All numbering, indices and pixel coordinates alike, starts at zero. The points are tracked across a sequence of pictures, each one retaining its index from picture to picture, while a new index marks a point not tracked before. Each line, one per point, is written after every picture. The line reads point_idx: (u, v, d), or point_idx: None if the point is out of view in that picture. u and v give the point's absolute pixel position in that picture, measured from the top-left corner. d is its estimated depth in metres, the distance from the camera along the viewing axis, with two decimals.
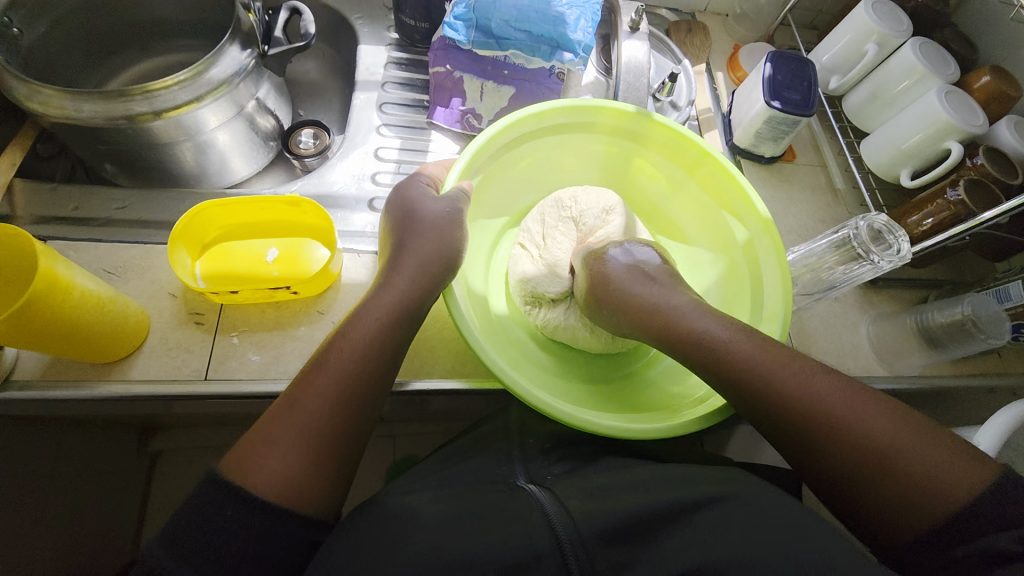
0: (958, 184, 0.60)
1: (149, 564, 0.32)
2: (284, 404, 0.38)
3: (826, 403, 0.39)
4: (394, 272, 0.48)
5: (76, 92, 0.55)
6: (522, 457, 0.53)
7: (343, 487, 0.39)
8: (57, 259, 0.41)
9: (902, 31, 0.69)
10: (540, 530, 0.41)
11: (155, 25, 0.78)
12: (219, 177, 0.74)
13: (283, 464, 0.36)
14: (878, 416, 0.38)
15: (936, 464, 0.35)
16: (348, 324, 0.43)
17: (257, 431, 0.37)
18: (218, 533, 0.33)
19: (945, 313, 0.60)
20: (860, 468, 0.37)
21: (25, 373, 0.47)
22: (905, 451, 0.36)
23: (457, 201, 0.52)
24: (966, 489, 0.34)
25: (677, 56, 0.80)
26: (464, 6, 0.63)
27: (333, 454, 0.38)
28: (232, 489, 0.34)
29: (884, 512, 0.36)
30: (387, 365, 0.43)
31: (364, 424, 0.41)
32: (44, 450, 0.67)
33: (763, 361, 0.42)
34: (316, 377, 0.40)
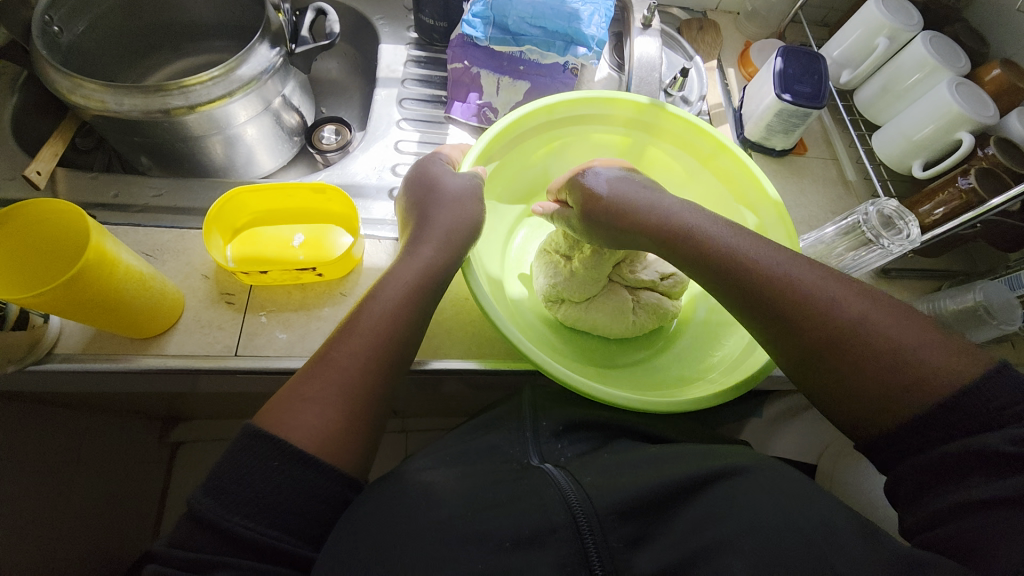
0: (969, 174, 0.61)
1: (197, 513, 0.34)
2: (318, 364, 0.41)
3: (820, 296, 0.42)
4: (419, 242, 0.50)
5: (117, 87, 0.58)
6: (534, 438, 0.54)
7: (371, 444, 0.41)
8: (106, 236, 0.44)
9: (913, 25, 0.70)
10: (555, 503, 0.42)
11: (186, 26, 0.82)
12: (246, 170, 0.77)
13: (320, 419, 0.39)
14: (850, 306, 0.41)
15: (916, 347, 0.38)
16: (377, 288, 0.46)
17: (293, 388, 0.40)
18: (259, 480, 0.35)
19: (957, 300, 0.61)
20: (852, 354, 0.40)
21: (67, 347, 0.50)
22: (886, 332, 0.40)
23: (476, 176, 0.55)
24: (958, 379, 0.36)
25: (689, 53, 0.82)
26: (481, 5, 0.66)
27: (364, 412, 0.41)
28: (273, 440, 0.37)
29: (869, 391, 0.39)
30: (411, 330, 0.45)
31: (390, 387, 0.43)
32: (69, 431, 0.71)
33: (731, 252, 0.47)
34: (348, 339, 0.43)
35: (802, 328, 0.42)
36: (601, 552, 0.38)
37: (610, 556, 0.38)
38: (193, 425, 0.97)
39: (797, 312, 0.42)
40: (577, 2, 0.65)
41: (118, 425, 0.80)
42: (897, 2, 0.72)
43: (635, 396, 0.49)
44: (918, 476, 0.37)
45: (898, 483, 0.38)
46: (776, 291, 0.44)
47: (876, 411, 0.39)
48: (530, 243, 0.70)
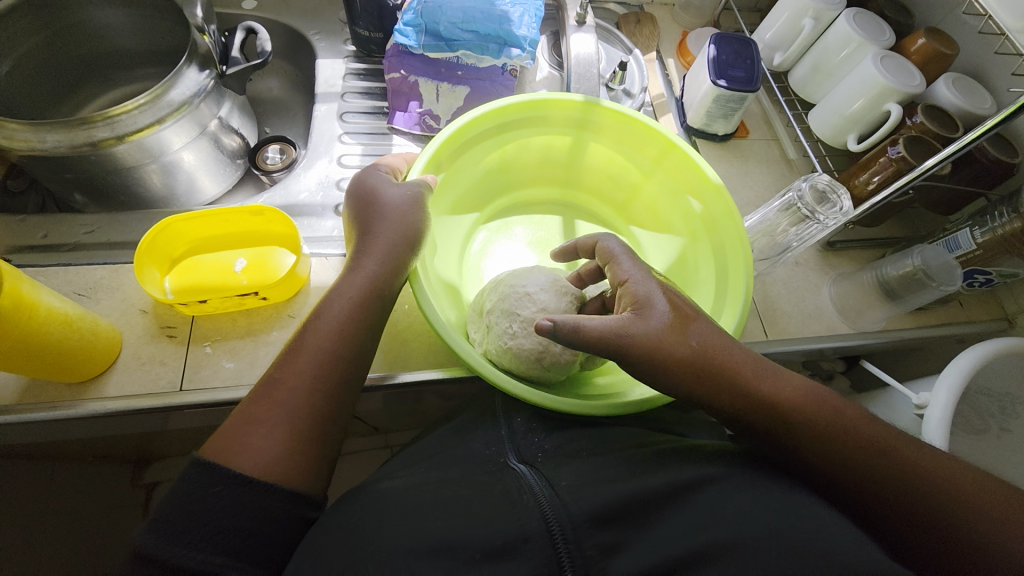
0: (897, 143, 0.63)
1: (137, 549, 0.32)
2: (265, 385, 0.40)
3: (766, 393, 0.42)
4: (363, 254, 0.49)
5: (38, 123, 0.56)
6: (511, 437, 0.53)
7: (326, 462, 0.41)
8: (22, 278, 0.42)
9: (836, 4, 0.72)
10: (529, 514, 0.39)
11: (116, 56, 0.79)
12: (188, 198, 0.75)
13: (267, 442, 0.38)
14: (810, 407, 0.41)
15: (862, 429, 0.41)
16: (323, 305, 0.45)
17: (240, 413, 0.39)
18: (200, 509, 0.34)
19: (897, 266, 0.63)
20: (856, 472, 0.39)
21: (1, 398, 0.48)
22: (831, 424, 0.40)
23: (419, 187, 0.54)
24: (901, 456, 0.39)
25: (627, 46, 0.83)
26: (412, 13, 0.66)
27: (316, 429, 0.40)
28: (219, 467, 0.35)
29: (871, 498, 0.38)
30: (359, 345, 0.45)
31: (342, 402, 0.43)
32: (35, 487, 0.68)
33: (771, 389, 0.42)
34: (294, 358, 0.42)
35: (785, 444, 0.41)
36: (574, 560, 0.35)
37: (584, 562, 0.35)
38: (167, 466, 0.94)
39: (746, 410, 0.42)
40: (507, 4, 0.66)
41: (85, 474, 0.77)
42: None
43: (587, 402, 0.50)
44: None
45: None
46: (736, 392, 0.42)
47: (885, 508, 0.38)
48: (490, 247, 0.70)
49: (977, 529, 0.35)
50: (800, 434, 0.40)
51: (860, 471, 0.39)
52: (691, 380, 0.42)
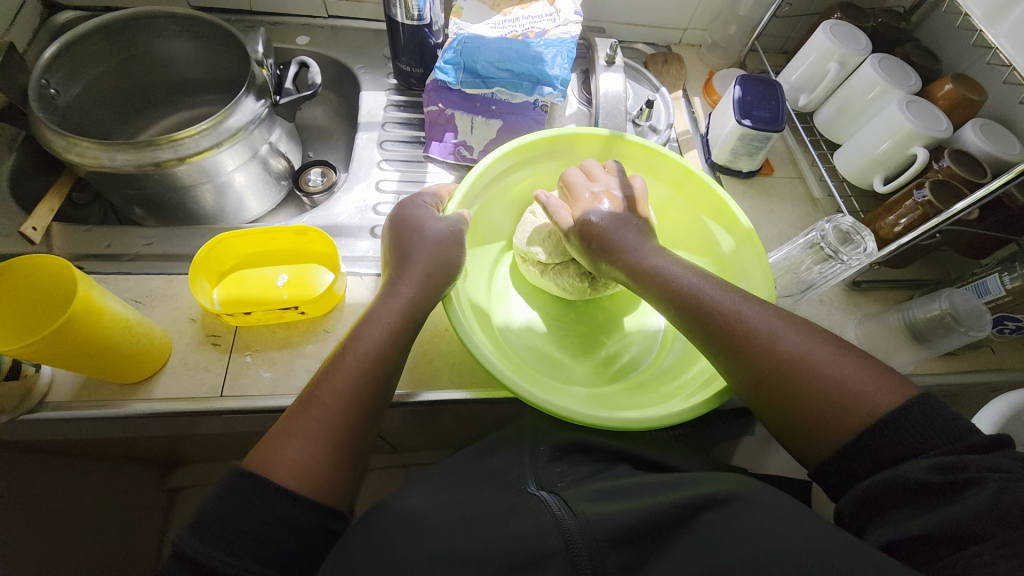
0: (923, 187, 0.64)
1: (178, 550, 0.33)
2: (303, 402, 0.42)
3: (724, 310, 0.48)
4: (400, 282, 0.51)
5: (110, 144, 0.62)
6: (533, 463, 0.53)
7: (355, 479, 0.42)
8: (93, 286, 0.46)
9: (862, 50, 0.74)
10: (551, 530, 0.41)
11: (179, 83, 0.86)
12: (236, 215, 0.80)
13: (303, 456, 0.39)
14: (771, 324, 0.46)
15: (822, 352, 0.43)
16: (360, 328, 0.47)
17: (279, 426, 0.41)
18: (238, 516, 0.35)
19: (925, 309, 0.62)
20: (800, 388, 0.43)
21: (58, 395, 0.51)
22: (791, 339, 0.44)
23: (459, 222, 0.57)
24: (850, 384, 0.41)
25: (654, 84, 0.86)
26: (452, 52, 0.70)
27: (348, 446, 0.41)
28: (256, 477, 0.37)
29: (811, 419, 0.42)
30: (392, 368, 0.47)
31: (373, 422, 0.44)
32: (72, 482, 0.72)
33: (725, 301, 0.48)
34: (331, 377, 0.44)
35: (736, 350, 0.46)
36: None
37: None
38: (191, 469, 0.97)
39: (698, 314, 0.49)
40: (541, 45, 0.69)
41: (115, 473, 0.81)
42: (845, 28, 0.76)
43: (601, 412, 0.50)
44: (855, 498, 0.38)
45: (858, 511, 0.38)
46: (695, 306, 0.49)
47: (819, 418, 0.41)
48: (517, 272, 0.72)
49: (896, 434, 0.38)
50: (720, 341, 0.47)
51: (786, 393, 0.43)
52: (654, 286, 0.52)
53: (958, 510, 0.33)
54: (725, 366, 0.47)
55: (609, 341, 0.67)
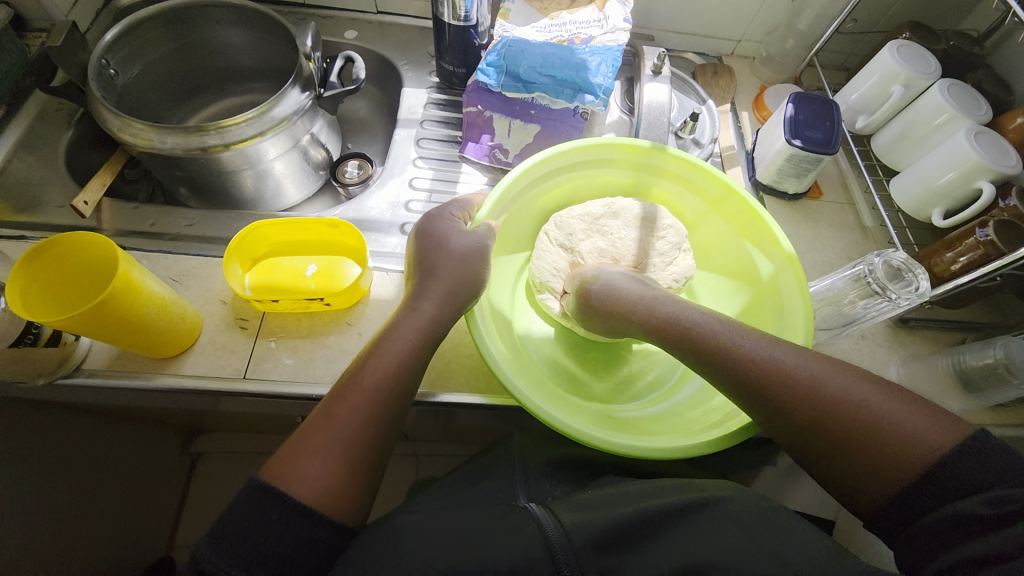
0: (987, 225, 0.59)
1: (199, 563, 0.34)
2: (321, 416, 0.42)
3: (739, 344, 0.46)
4: (423, 296, 0.51)
5: (162, 127, 0.65)
6: (524, 481, 0.54)
7: (371, 495, 0.41)
8: (133, 265, 0.47)
9: (930, 73, 0.69)
10: (533, 540, 0.41)
11: (231, 70, 0.89)
12: (274, 201, 0.82)
13: (321, 471, 0.39)
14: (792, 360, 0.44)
15: (851, 387, 0.41)
16: (380, 341, 0.47)
17: (297, 440, 0.40)
18: (257, 533, 0.36)
19: (976, 356, 0.58)
20: (838, 435, 0.40)
21: (93, 363, 0.54)
22: (819, 378, 0.42)
23: (484, 237, 0.56)
24: (891, 422, 0.39)
25: (701, 96, 0.83)
26: (496, 54, 0.70)
27: (365, 463, 0.41)
28: (275, 494, 0.37)
29: (858, 471, 0.39)
30: (412, 382, 0.46)
31: (390, 438, 0.43)
32: (105, 444, 0.76)
33: (741, 334, 0.46)
34: (352, 391, 0.43)
35: (754, 391, 0.44)
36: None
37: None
38: (213, 441, 1.01)
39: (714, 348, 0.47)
40: (585, 53, 0.68)
41: (144, 438, 0.85)
42: (914, 49, 0.71)
43: (602, 432, 0.49)
44: (915, 539, 0.36)
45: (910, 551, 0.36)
46: (708, 340, 0.47)
47: (866, 467, 0.39)
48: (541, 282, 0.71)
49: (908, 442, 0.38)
50: (744, 381, 0.45)
51: (777, 390, 0.43)
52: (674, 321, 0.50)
53: (1003, 540, 0.32)
54: (714, 373, 0.47)
55: (634, 357, 0.65)
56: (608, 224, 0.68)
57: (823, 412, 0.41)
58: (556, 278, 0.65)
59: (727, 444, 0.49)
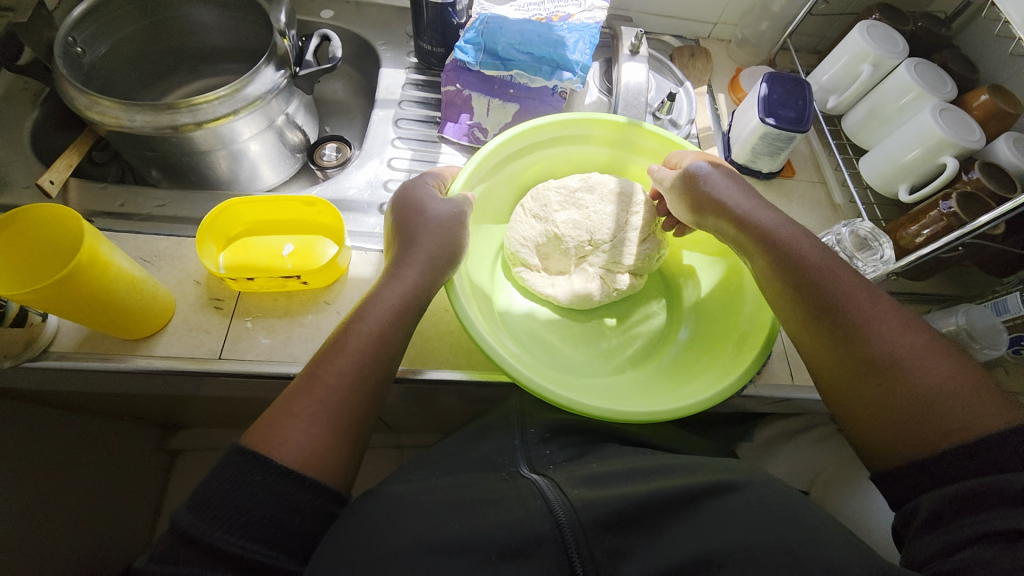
0: (949, 197, 0.61)
1: (181, 528, 0.34)
2: (305, 382, 0.41)
3: (853, 293, 0.45)
4: (404, 264, 0.50)
5: (130, 105, 0.63)
6: (525, 446, 0.55)
7: (357, 458, 0.41)
8: (101, 240, 0.46)
9: (897, 53, 0.71)
10: (541, 516, 0.41)
11: (202, 50, 0.87)
12: (249, 183, 0.81)
13: (305, 435, 0.39)
14: (870, 313, 0.44)
15: (917, 354, 0.41)
16: (363, 309, 0.46)
17: (281, 405, 0.40)
18: (238, 495, 0.35)
19: (940, 323, 0.61)
20: (886, 394, 0.41)
21: (63, 345, 0.53)
22: (891, 340, 0.42)
23: (461, 204, 0.56)
24: (943, 393, 0.39)
25: (678, 77, 0.84)
26: (474, 32, 0.69)
27: (350, 427, 0.41)
28: (260, 458, 0.37)
29: (890, 429, 0.40)
30: (396, 350, 0.46)
31: (375, 403, 0.43)
32: (76, 434, 0.74)
33: (836, 281, 0.46)
34: (335, 357, 0.43)
35: (826, 329, 0.45)
36: (583, 561, 0.38)
37: (594, 564, 0.37)
38: (193, 432, 1.00)
39: (809, 290, 0.46)
40: (564, 30, 0.68)
41: (119, 429, 0.83)
42: (882, 29, 0.73)
43: (580, 398, 0.50)
44: (932, 505, 0.36)
45: (908, 515, 0.37)
46: (821, 289, 0.46)
47: (902, 430, 0.39)
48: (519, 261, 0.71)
49: (951, 408, 0.38)
50: (815, 318, 0.46)
51: (841, 337, 0.44)
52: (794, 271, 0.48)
53: None
54: (790, 310, 0.48)
55: (614, 333, 0.66)
56: (581, 205, 0.68)
57: (882, 369, 0.41)
58: (526, 249, 0.66)
59: (702, 411, 0.50)
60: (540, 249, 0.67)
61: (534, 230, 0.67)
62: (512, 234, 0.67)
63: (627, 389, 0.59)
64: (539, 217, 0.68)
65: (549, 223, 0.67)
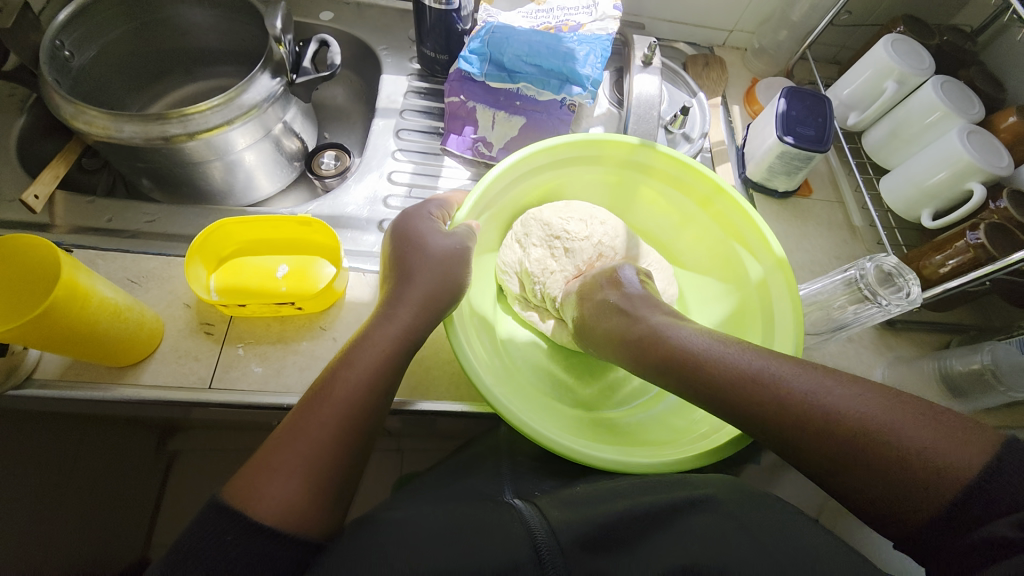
0: (978, 227, 0.58)
1: None
2: (289, 431, 0.39)
3: (758, 371, 0.41)
4: (399, 303, 0.48)
5: (119, 115, 0.60)
6: (509, 476, 0.51)
7: (341, 514, 0.39)
8: (79, 268, 0.44)
9: (923, 69, 0.68)
10: (521, 541, 0.38)
11: (197, 52, 0.84)
12: (244, 194, 0.78)
13: (285, 489, 0.36)
14: (795, 385, 0.39)
15: (863, 403, 0.37)
16: (354, 351, 0.44)
17: (262, 456, 0.38)
18: (211, 555, 0.33)
19: (963, 361, 0.57)
20: (861, 460, 0.35)
21: (45, 372, 0.50)
22: (835, 400, 0.37)
23: (466, 240, 0.53)
24: (910, 442, 0.35)
25: (692, 89, 0.80)
26: (479, 41, 0.66)
27: (334, 480, 0.38)
28: (236, 515, 0.34)
29: (887, 498, 0.35)
30: (387, 397, 0.43)
31: (361, 455, 0.41)
32: (65, 450, 0.72)
33: (735, 359, 0.42)
34: (322, 405, 0.40)
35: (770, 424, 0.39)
36: None
37: None
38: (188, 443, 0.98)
39: (722, 384, 0.41)
40: (573, 42, 0.65)
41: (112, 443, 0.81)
42: (907, 43, 0.70)
43: (586, 445, 0.47)
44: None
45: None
46: (726, 370, 0.42)
47: (893, 495, 0.34)
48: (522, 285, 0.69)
49: (885, 445, 0.35)
50: (748, 410, 0.40)
51: (779, 415, 0.39)
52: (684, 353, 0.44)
53: None
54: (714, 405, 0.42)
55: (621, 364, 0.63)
56: (564, 237, 0.64)
57: (845, 439, 0.36)
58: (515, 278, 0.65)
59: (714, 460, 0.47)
60: (521, 281, 0.65)
61: (512, 257, 0.65)
62: (501, 263, 0.65)
63: (635, 427, 0.57)
64: (523, 248, 0.65)
65: (529, 257, 0.64)
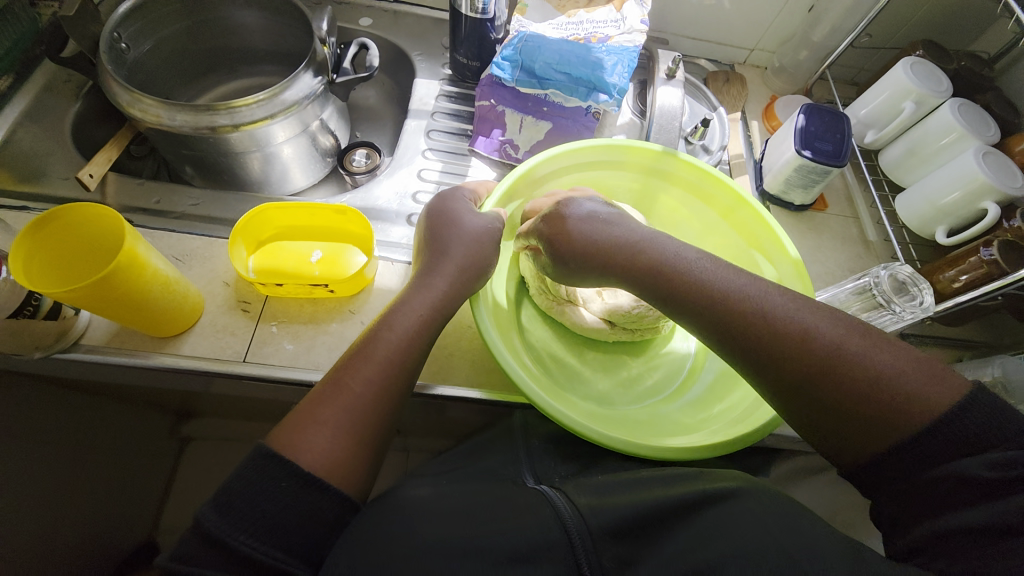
0: (991, 244, 0.60)
1: (204, 529, 0.33)
2: (330, 387, 0.42)
3: (751, 302, 0.45)
4: (434, 274, 0.51)
5: (171, 104, 0.64)
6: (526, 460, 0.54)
7: (375, 468, 0.41)
8: (139, 241, 0.47)
9: (941, 91, 0.70)
10: (550, 522, 0.40)
11: (242, 51, 0.88)
12: (279, 185, 0.82)
13: (329, 442, 0.39)
14: (784, 320, 0.43)
15: (847, 342, 0.41)
16: (392, 316, 0.47)
17: (307, 409, 0.40)
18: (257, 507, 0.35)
19: (974, 373, 0.59)
20: (833, 388, 0.40)
21: (92, 339, 0.53)
22: (824, 336, 0.42)
23: (495, 220, 0.57)
24: (876, 375, 0.39)
25: (713, 103, 0.83)
26: (511, 49, 0.69)
27: (372, 436, 0.41)
28: (284, 463, 0.36)
29: (858, 429, 0.39)
30: (419, 362, 0.46)
31: (395, 415, 0.43)
32: (93, 420, 0.74)
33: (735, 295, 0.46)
34: (363, 364, 0.43)
35: (761, 355, 0.43)
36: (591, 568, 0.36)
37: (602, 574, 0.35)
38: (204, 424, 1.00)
39: (715, 312, 0.46)
40: (602, 52, 0.68)
41: (135, 418, 0.84)
42: (925, 66, 0.72)
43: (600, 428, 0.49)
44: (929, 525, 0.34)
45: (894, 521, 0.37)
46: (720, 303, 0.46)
47: (852, 430, 0.39)
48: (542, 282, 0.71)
49: (859, 378, 0.39)
50: (744, 339, 0.44)
51: (769, 344, 0.43)
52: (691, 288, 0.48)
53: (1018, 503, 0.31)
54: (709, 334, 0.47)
55: (635, 361, 0.65)
56: None
57: (826, 369, 0.40)
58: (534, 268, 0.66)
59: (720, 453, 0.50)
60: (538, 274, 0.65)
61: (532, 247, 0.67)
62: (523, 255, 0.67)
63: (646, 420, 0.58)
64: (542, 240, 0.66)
65: None
